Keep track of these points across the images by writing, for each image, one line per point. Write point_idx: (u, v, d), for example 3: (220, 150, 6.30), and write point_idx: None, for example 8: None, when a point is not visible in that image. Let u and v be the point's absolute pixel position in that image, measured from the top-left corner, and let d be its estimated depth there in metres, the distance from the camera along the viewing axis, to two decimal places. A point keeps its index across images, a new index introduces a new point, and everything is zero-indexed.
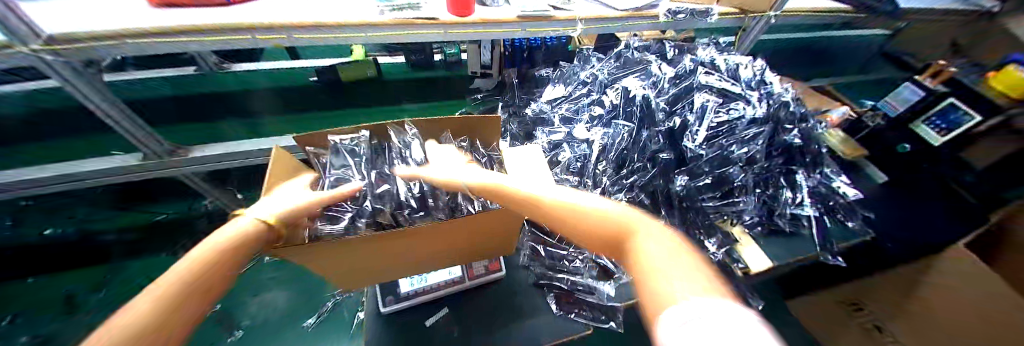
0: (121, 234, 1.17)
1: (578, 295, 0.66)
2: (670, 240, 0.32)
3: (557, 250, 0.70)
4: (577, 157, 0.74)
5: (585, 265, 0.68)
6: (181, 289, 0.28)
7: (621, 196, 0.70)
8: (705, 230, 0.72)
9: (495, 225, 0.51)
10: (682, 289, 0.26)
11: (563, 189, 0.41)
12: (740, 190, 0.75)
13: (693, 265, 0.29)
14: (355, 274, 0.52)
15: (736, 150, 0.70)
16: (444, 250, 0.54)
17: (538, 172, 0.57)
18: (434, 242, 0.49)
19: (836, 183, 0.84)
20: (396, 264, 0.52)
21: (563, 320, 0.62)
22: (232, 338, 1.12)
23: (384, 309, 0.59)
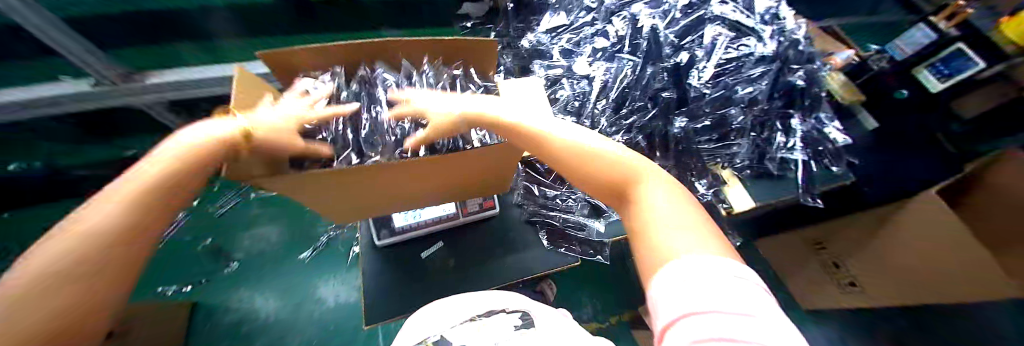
0: (91, 169, 1.11)
1: (568, 231, 0.67)
2: (678, 197, 0.33)
3: (549, 190, 0.68)
4: (576, 93, 0.70)
5: (578, 204, 0.67)
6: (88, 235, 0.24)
7: (618, 137, 0.68)
8: (698, 172, 0.73)
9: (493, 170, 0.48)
10: (690, 246, 0.28)
11: (567, 129, 0.39)
12: (736, 132, 0.73)
13: (694, 222, 0.30)
14: (356, 209, 0.51)
15: (740, 90, 0.67)
16: (433, 187, 0.50)
17: (536, 102, 0.52)
18: (422, 180, 0.46)
19: (829, 129, 0.84)
20: (392, 197, 0.49)
21: (554, 254, 0.64)
22: (228, 268, 1.18)
23: (379, 242, 0.59)
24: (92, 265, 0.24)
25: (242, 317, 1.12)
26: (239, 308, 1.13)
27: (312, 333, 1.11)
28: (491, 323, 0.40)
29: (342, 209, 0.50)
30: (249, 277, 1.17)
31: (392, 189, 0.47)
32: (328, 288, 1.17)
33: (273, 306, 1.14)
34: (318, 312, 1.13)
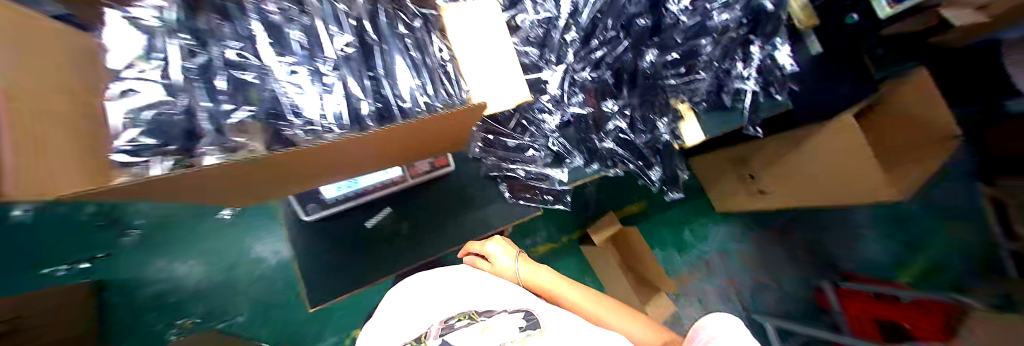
0: None
1: (530, 182, 0.64)
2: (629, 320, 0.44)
3: (510, 141, 0.61)
4: (540, 18, 0.57)
5: (540, 153, 0.62)
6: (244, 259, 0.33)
7: (585, 74, 0.60)
8: (659, 111, 0.67)
9: (427, 135, 0.36)
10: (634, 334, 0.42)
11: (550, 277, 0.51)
12: (704, 65, 0.66)
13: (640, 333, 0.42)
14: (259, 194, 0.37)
15: (716, 18, 0.60)
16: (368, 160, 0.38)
17: (492, 36, 0.39)
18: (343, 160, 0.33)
19: (779, 53, 0.82)
20: (304, 181, 0.37)
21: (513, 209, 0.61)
22: (129, 238, 0.99)
23: (310, 217, 0.50)
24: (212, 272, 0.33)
25: (167, 287, 1.00)
26: (160, 278, 0.99)
27: (258, 290, 1.04)
28: (497, 325, 0.36)
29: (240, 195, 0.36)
30: (160, 245, 1.00)
31: (298, 175, 0.34)
32: (265, 244, 1.06)
33: (202, 271, 1.01)
34: (259, 270, 1.05)
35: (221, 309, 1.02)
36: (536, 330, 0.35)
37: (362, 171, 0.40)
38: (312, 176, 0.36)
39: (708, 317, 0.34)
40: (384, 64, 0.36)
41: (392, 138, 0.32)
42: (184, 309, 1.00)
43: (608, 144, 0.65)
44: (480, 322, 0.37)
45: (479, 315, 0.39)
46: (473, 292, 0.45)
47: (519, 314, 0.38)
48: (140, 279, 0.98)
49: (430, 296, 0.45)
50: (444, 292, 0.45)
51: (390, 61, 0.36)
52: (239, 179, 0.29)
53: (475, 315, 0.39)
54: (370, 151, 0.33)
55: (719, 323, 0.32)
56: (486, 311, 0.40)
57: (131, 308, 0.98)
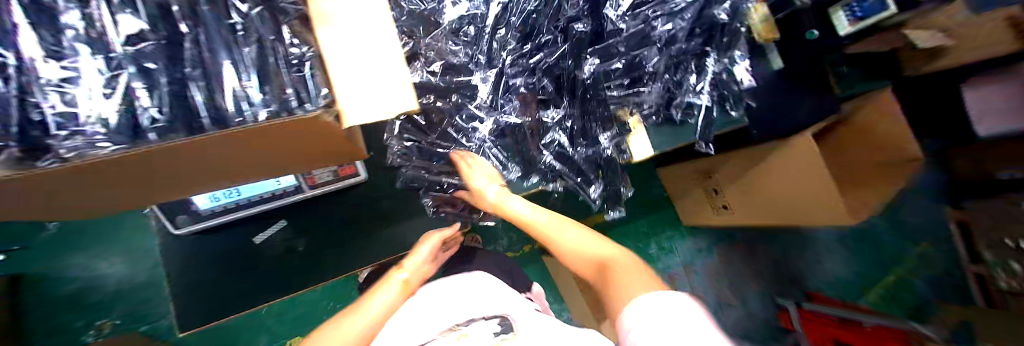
0: None
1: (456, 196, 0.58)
2: (589, 239, 0.50)
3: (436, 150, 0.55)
4: (470, 15, 0.50)
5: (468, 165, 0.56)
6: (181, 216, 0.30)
7: (520, 81, 0.55)
8: (602, 124, 0.63)
9: (291, 145, 0.30)
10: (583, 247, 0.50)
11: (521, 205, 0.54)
12: (650, 77, 0.62)
13: (594, 249, 0.49)
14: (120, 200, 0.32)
15: (660, 27, 0.56)
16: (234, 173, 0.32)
17: (377, 33, 0.33)
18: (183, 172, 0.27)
19: (736, 67, 0.78)
20: (141, 195, 0.30)
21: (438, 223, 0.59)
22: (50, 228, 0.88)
23: (180, 227, 0.44)
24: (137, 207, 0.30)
25: (82, 288, 0.89)
26: (74, 276, 0.89)
27: None
28: (473, 333, 0.40)
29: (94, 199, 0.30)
30: (75, 240, 0.89)
31: (114, 190, 0.28)
32: None
33: (124, 271, 0.90)
34: None
35: (142, 312, 0.91)
36: (511, 334, 0.39)
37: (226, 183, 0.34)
38: (147, 189, 0.29)
39: (645, 294, 0.37)
40: (202, 54, 0.26)
41: (228, 148, 0.26)
42: (105, 310, 0.89)
43: (546, 154, 0.61)
44: (458, 331, 0.40)
45: (458, 326, 0.41)
46: (460, 302, 0.47)
47: (495, 319, 0.41)
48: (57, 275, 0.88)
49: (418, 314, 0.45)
50: (434, 311, 0.45)
51: (214, 55, 0.26)
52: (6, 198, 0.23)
53: (454, 326, 0.42)
54: (214, 163, 0.27)
55: (649, 303, 0.35)
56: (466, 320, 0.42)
57: (48, 306, 0.87)
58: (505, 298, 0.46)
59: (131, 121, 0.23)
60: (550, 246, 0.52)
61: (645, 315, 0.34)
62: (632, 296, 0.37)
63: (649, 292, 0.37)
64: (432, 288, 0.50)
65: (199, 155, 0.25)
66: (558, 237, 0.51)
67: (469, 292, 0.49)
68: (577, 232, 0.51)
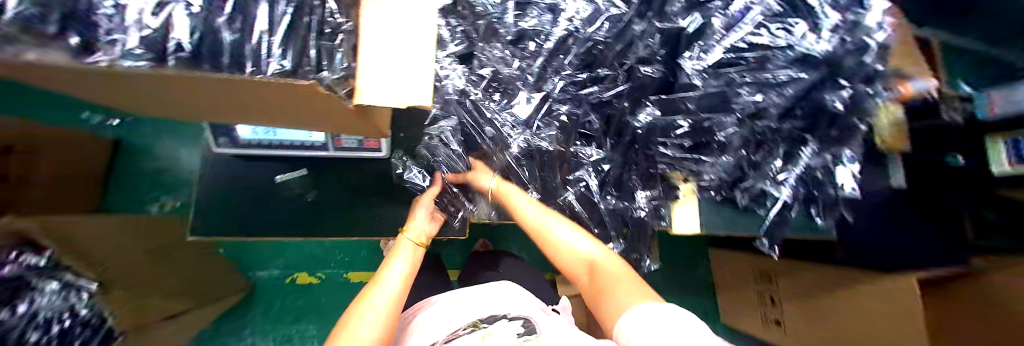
0: None
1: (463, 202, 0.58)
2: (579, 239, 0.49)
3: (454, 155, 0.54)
4: (535, 31, 0.51)
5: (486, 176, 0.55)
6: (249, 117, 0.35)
7: (564, 109, 0.53)
8: (641, 180, 0.57)
9: (314, 108, 0.32)
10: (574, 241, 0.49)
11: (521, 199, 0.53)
12: (718, 147, 0.53)
13: (583, 248, 0.49)
14: (162, 105, 0.33)
15: (746, 95, 0.48)
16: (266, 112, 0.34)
17: (418, 25, 0.34)
18: (215, 99, 0.29)
19: (842, 167, 0.64)
20: (185, 112, 0.34)
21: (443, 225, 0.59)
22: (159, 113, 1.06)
23: (218, 149, 0.51)
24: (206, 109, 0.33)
25: (166, 168, 1.07)
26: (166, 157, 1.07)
27: None
28: (497, 333, 0.39)
29: (140, 100, 0.32)
30: (173, 128, 1.07)
31: (158, 100, 0.31)
32: None
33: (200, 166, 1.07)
34: None
35: None
36: (534, 335, 0.39)
37: (253, 123, 0.37)
38: (185, 107, 0.33)
39: (641, 302, 0.39)
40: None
41: (246, 92, 0.28)
42: (172, 191, 1.07)
43: (569, 192, 0.57)
44: (483, 329, 0.40)
45: (482, 323, 0.42)
46: (477, 301, 0.48)
47: (517, 322, 0.42)
48: (152, 152, 1.06)
49: (444, 313, 0.47)
50: (456, 309, 0.47)
51: (252, 0, 0.28)
52: (73, 83, 0.26)
53: (478, 324, 0.42)
54: (233, 100, 0.30)
55: (645, 312, 0.37)
56: (489, 319, 0.43)
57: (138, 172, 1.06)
58: (523, 303, 0.48)
59: (162, 41, 0.24)
60: (541, 242, 0.51)
61: (643, 324, 0.36)
62: (627, 304, 0.40)
63: (643, 302, 0.39)
64: (459, 289, 0.52)
65: (214, 89, 0.27)
66: (551, 235, 0.50)
67: (479, 289, 0.51)
68: (567, 230, 0.50)
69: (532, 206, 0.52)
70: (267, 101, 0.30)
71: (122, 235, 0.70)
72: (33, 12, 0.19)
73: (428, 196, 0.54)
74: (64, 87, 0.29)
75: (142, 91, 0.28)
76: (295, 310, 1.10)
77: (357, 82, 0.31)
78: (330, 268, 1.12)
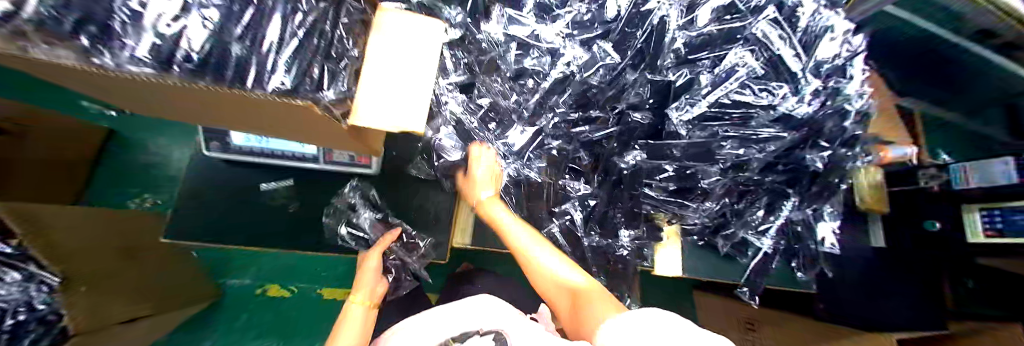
0: None
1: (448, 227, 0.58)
2: (561, 264, 0.44)
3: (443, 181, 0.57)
4: (534, 69, 0.53)
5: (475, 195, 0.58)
6: (238, 126, 0.35)
7: (555, 144, 0.55)
8: (627, 221, 0.58)
9: (311, 126, 0.33)
10: (556, 264, 0.44)
11: (507, 216, 0.49)
12: (701, 194, 0.55)
13: (565, 272, 0.43)
14: (152, 106, 0.33)
15: (728, 148, 0.50)
16: (260, 125, 0.34)
17: (421, 59, 0.37)
18: (215, 109, 0.30)
19: (821, 224, 0.66)
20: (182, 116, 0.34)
21: (413, 253, 0.57)
22: None
23: (209, 152, 0.52)
24: (194, 116, 0.33)
25: (153, 163, 1.05)
26: (156, 152, 1.05)
27: None
28: None
29: (132, 100, 0.32)
30: (167, 123, 1.06)
31: (157, 103, 0.32)
32: None
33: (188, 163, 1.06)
34: None
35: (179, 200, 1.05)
36: None
37: (246, 132, 0.37)
38: (181, 112, 0.33)
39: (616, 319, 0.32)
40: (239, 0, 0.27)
41: (244, 105, 0.29)
42: (154, 187, 1.05)
43: (553, 225, 0.58)
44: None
45: (456, 342, 0.37)
46: (448, 322, 0.43)
47: (488, 335, 0.37)
48: (141, 145, 1.05)
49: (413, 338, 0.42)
50: (427, 332, 0.42)
51: (265, 18, 0.28)
52: (77, 79, 0.27)
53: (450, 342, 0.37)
54: (231, 111, 0.30)
55: (628, 323, 0.29)
56: (462, 336, 0.38)
57: (121, 165, 1.04)
58: (502, 317, 0.43)
59: (169, 50, 0.24)
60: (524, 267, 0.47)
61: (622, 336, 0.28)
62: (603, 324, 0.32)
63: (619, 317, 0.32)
64: (429, 310, 0.46)
65: (211, 99, 0.27)
66: (537, 263, 0.45)
67: (448, 308, 0.47)
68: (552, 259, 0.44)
69: (518, 224, 0.48)
70: (266, 115, 0.31)
71: (94, 225, 0.69)
72: (50, 13, 0.19)
73: (379, 250, 0.54)
74: (55, 79, 0.28)
75: (139, 93, 0.28)
76: (264, 321, 1.05)
77: (355, 105, 0.33)
78: (306, 282, 1.09)
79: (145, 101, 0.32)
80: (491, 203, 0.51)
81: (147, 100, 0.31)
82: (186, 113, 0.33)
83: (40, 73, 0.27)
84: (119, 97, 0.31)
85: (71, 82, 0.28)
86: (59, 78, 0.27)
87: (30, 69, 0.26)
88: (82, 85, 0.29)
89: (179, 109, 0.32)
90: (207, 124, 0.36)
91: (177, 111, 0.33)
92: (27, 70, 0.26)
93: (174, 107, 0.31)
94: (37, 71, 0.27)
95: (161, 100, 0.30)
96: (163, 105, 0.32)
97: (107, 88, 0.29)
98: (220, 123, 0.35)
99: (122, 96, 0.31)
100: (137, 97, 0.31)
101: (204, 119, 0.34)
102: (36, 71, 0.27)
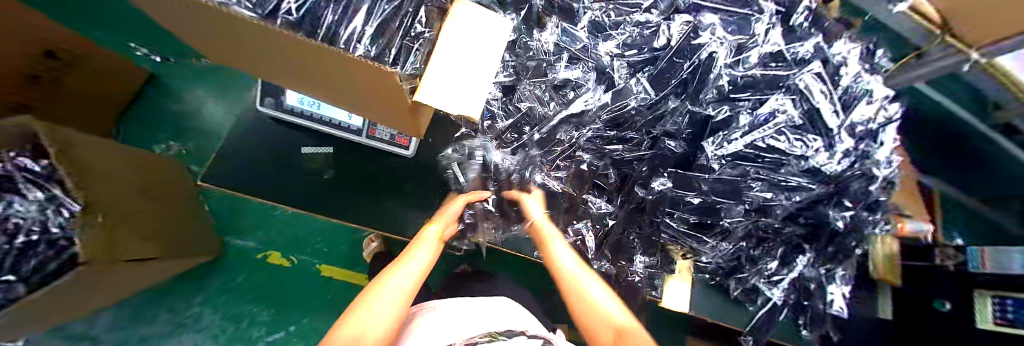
0: None
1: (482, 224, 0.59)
2: (608, 301, 0.49)
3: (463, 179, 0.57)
4: (578, 83, 0.55)
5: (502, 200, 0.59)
6: (311, 83, 0.38)
7: (585, 157, 0.56)
8: (644, 247, 0.58)
9: (380, 97, 0.35)
10: (603, 299, 0.49)
11: (564, 250, 0.52)
12: (722, 232, 0.55)
13: (612, 309, 0.48)
14: (240, 54, 0.35)
15: (757, 190, 0.51)
16: (333, 86, 0.37)
17: (485, 53, 0.39)
18: (302, 64, 0.33)
19: (832, 286, 0.65)
20: (270, 74, 0.39)
21: (488, 220, 0.58)
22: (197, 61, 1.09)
23: (260, 108, 0.54)
24: (275, 67, 0.36)
25: (184, 112, 1.08)
26: (189, 102, 1.08)
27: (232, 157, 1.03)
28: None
29: (224, 46, 0.34)
30: (205, 76, 1.09)
31: (250, 56, 0.35)
32: None
33: (218, 117, 1.09)
34: None
35: (203, 152, 1.08)
36: None
37: (316, 91, 0.39)
38: (271, 68, 0.36)
39: None
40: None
41: (335, 63, 0.30)
42: (182, 136, 1.08)
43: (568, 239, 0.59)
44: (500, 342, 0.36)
45: (502, 336, 0.37)
46: (486, 318, 0.43)
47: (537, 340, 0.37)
48: (177, 93, 1.08)
49: (449, 323, 0.43)
50: (465, 322, 0.42)
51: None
52: (189, 20, 0.29)
53: (495, 335, 0.37)
54: (319, 67, 0.32)
55: None
56: (507, 333, 0.38)
57: (155, 110, 1.07)
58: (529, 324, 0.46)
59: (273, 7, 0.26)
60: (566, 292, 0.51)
61: None
62: None
63: None
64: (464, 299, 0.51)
65: (307, 53, 0.29)
66: (584, 297, 0.49)
67: (478, 303, 0.50)
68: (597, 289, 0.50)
69: (572, 258, 0.51)
70: (344, 77, 0.33)
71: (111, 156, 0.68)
72: None
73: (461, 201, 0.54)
74: (162, 14, 0.31)
75: (239, 39, 0.31)
76: (262, 287, 1.06)
77: (420, 82, 0.35)
78: (306, 254, 1.09)
79: (236, 48, 0.34)
80: (554, 238, 0.52)
81: (240, 47, 0.33)
82: (271, 65, 0.36)
83: (158, 9, 0.29)
84: (214, 41, 0.34)
85: (179, 21, 0.31)
86: (171, 15, 0.30)
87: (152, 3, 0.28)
88: (184, 24, 0.31)
89: (266, 61, 0.35)
90: (284, 76, 0.39)
91: (263, 61, 0.35)
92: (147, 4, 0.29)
93: (262, 56, 0.34)
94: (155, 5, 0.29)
95: (254, 48, 0.32)
96: (251, 54, 0.34)
97: (212, 36, 0.31)
98: (297, 78, 0.38)
99: (217, 40, 0.33)
100: (230, 44, 0.33)
101: (284, 71, 0.37)
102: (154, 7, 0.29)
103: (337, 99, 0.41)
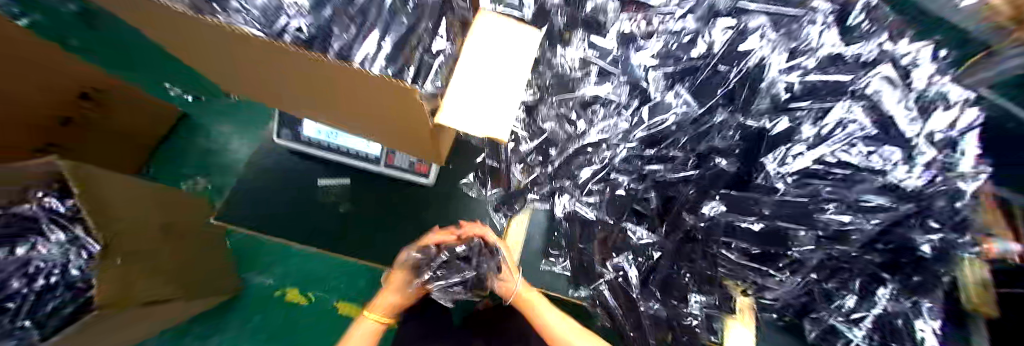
0: None
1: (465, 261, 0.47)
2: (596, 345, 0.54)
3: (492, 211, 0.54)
4: (607, 99, 0.50)
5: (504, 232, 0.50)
6: (319, 105, 0.35)
7: (622, 177, 0.51)
8: (698, 282, 0.51)
9: (395, 115, 0.31)
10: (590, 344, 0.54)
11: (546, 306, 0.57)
12: (789, 263, 0.48)
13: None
14: (245, 77, 0.33)
15: (828, 211, 0.44)
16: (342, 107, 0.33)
17: (513, 69, 0.35)
18: (307, 82, 0.29)
19: (924, 323, 0.53)
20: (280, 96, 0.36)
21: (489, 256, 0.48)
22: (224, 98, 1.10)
23: (278, 139, 0.52)
24: (280, 89, 0.33)
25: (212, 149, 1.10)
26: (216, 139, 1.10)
27: None
28: None
29: (229, 69, 0.32)
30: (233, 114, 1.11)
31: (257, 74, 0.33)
32: None
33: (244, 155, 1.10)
34: None
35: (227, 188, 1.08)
36: None
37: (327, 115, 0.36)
38: (274, 88, 0.34)
39: None
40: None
41: (330, 77, 0.27)
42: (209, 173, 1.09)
43: (607, 274, 0.53)
44: None
45: None
46: None
47: None
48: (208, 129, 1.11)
49: None
50: None
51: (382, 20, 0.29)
52: (195, 41, 0.28)
53: None
54: (314, 80, 0.29)
55: None
56: None
57: (186, 147, 1.10)
58: None
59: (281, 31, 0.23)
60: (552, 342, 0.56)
61: None
62: None
63: None
64: None
65: (288, 62, 0.25)
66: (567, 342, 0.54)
67: None
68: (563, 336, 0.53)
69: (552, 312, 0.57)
70: (352, 94, 0.29)
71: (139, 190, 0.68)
72: None
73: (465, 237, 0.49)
74: (165, 34, 0.29)
75: (239, 57, 0.28)
76: (275, 328, 1.01)
77: (443, 101, 0.31)
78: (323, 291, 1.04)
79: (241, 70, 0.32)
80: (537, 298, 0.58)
81: (244, 69, 0.31)
82: (279, 88, 0.33)
83: (161, 30, 0.28)
84: (217, 63, 0.32)
85: (183, 42, 0.29)
86: (172, 35, 0.28)
87: (157, 24, 0.27)
88: (186, 43, 0.29)
89: (271, 83, 0.32)
90: (291, 100, 0.36)
91: (268, 83, 0.33)
92: (151, 25, 0.27)
93: (267, 78, 0.31)
94: (156, 26, 0.27)
95: (259, 70, 0.30)
96: (255, 77, 0.32)
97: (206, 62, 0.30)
98: (305, 100, 0.35)
99: (219, 62, 0.31)
100: (235, 65, 0.31)
101: (291, 95, 0.34)
102: (156, 27, 0.28)
103: (348, 123, 0.37)
